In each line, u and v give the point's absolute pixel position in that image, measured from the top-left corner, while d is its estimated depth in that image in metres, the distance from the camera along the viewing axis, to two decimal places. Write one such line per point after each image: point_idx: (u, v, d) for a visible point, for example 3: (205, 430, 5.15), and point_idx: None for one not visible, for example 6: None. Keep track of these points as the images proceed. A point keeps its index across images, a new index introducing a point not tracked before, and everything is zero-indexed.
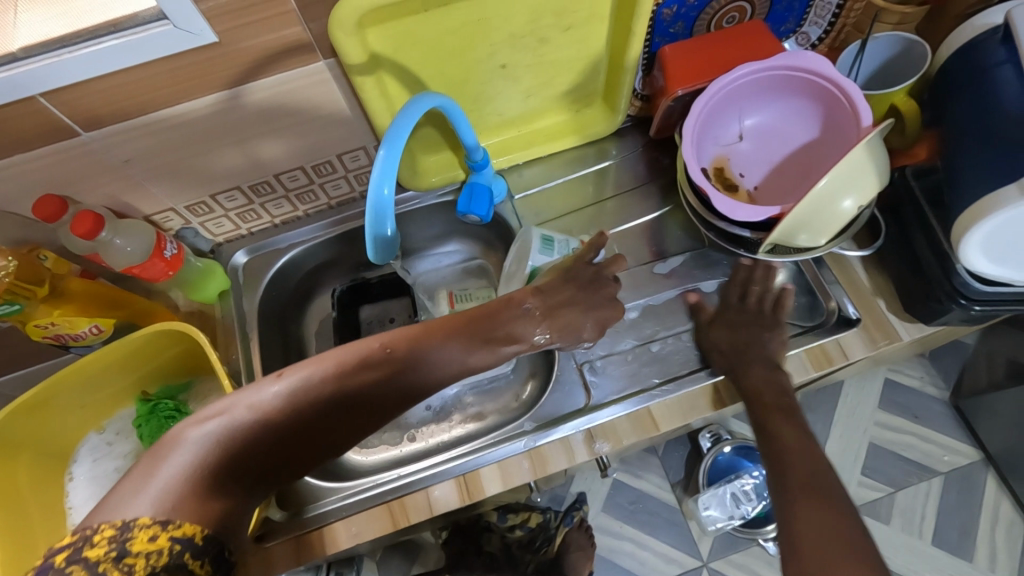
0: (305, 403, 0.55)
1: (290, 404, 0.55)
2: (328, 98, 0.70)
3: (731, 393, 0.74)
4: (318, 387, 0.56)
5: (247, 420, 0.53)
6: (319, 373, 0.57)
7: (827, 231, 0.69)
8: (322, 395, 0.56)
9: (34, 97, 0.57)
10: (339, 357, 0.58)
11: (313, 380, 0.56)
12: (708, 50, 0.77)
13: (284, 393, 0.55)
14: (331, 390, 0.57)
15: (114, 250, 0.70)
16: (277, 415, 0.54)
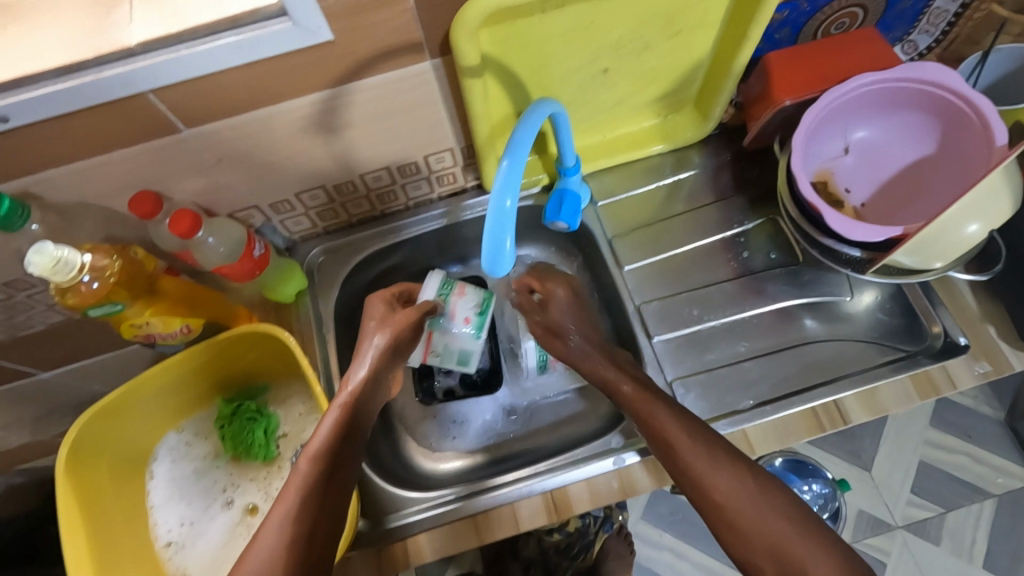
0: (303, 521, 0.55)
1: (292, 533, 0.54)
2: (426, 99, 0.68)
3: (830, 419, 0.71)
4: (305, 501, 0.56)
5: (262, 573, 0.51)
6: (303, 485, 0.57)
7: (944, 255, 0.66)
8: (313, 505, 0.56)
9: (143, 93, 0.55)
10: (306, 457, 0.57)
11: (298, 494, 0.56)
12: (820, 56, 0.73)
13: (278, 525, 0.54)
14: (321, 491, 0.57)
15: (206, 250, 0.68)
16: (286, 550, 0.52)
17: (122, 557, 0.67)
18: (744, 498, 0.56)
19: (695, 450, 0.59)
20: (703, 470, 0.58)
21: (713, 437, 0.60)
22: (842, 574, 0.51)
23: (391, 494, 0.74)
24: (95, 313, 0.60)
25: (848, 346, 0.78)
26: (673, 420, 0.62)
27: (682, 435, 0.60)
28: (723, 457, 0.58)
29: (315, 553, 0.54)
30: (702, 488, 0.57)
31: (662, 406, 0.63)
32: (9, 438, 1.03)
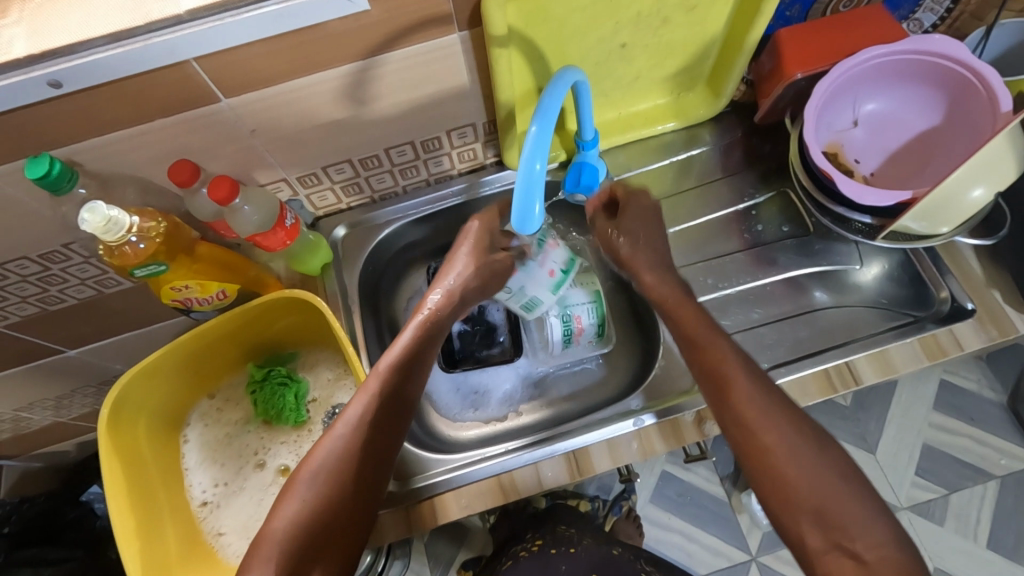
0: (367, 428, 0.61)
1: (354, 438, 0.60)
2: (452, 72, 0.70)
3: (842, 380, 0.74)
4: (373, 412, 0.62)
5: (329, 467, 0.59)
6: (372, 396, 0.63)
7: (950, 219, 0.69)
8: (377, 415, 0.62)
9: (187, 61, 0.57)
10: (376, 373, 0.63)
11: (367, 406, 0.62)
12: (831, 30, 0.76)
13: (344, 429, 0.61)
14: (389, 406, 0.63)
15: (241, 217, 0.71)
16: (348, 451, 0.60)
17: (160, 515, 0.70)
18: (808, 460, 0.56)
19: (761, 412, 0.59)
20: (768, 435, 0.58)
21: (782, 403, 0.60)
22: (898, 559, 0.51)
23: (417, 457, 0.76)
24: (139, 272, 0.64)
25: (857, 312, 0.81)
26: (746, 378, 0.61)
27: (760, 400, 0.59)
28: (791, 424, 0.58)
29: (374, 459, 0.61)
30: (768, 451, 0.57)
31: (738, 363, 0.62)
32: (33, 418, 1.05)
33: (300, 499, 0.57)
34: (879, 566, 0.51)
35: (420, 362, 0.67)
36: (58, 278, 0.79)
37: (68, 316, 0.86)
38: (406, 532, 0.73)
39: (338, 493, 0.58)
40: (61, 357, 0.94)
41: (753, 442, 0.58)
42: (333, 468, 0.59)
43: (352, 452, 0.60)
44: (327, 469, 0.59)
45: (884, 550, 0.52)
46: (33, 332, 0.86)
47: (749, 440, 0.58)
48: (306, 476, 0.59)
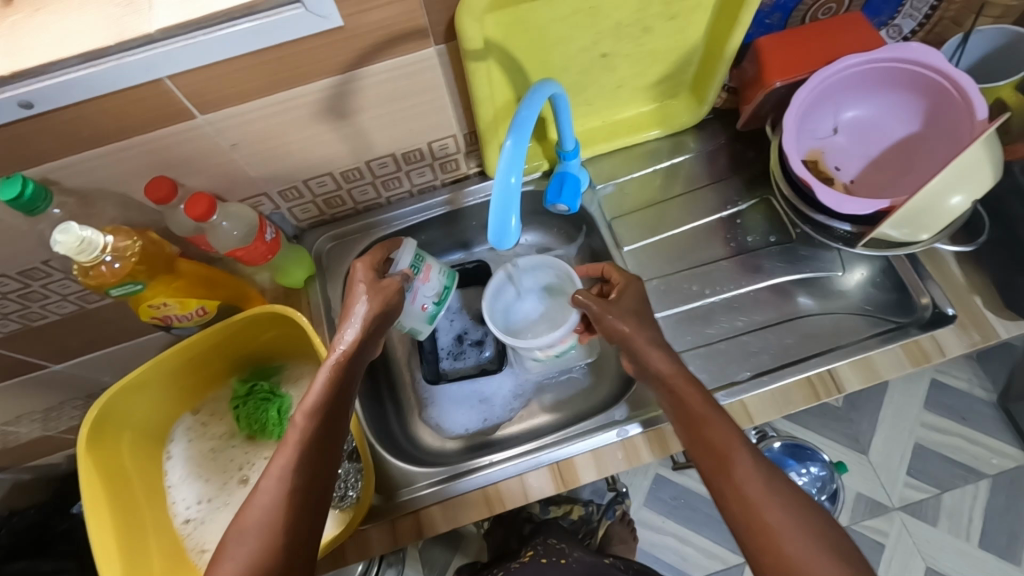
0: (297, 480, 0.56)
1: (283, 494, 0.55)
2: (432, 85, 0.70)
3: (825, 388, 0.74)
4: (299, 460, 0.57)
5: (258, 528, 0.53)
6: (301, 441, 0.58)
7: (930, 226, 0.69)
8: (305, 463, 0.57)
9: (162, 79, 0.57)
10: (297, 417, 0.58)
11: (295, 453, 0.57)
12: (809, 39, 0.76)
13: (274, 480, 0.56)
14: (316, 448, 0.58)
15: (221, 233, 0.72)
16: (274, 510, 0.54)
17: (143, 533, 0.70)
18: (810, 547, 0.52)
19: (763, 488, 0.56)
20: (772, 512, 0.54)
21: (789, 490, 0.56)
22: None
23: (401, 470, 0.76)
24: (116, 292, 0.63)
25: (842, 318, 0.81)
26: (748, 453, 0.58)
27: (757, 483, 0.56)
28: (792, 502, 0.55)
29: (305, 519, 0.55)
30: (770, 531, 0.53)
31: (734, 433, 0.59)
32: (20, 433, 1.04)
33: (234, 560, 0.52)
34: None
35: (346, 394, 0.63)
36: (39, 294, 0.78)
37: (54, 330, 0.86)
38: (392, 545, 0.73)
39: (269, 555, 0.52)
40: (48, 371, 0.94)
41: (752, 520, 0.54)
42: (268, 526, 0.54)
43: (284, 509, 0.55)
44: (257, 530, 0.53)
45: None
46: (16, 347, 0.86)
47: (752, 523, 0.54)
48: (239, 531, 0.54)
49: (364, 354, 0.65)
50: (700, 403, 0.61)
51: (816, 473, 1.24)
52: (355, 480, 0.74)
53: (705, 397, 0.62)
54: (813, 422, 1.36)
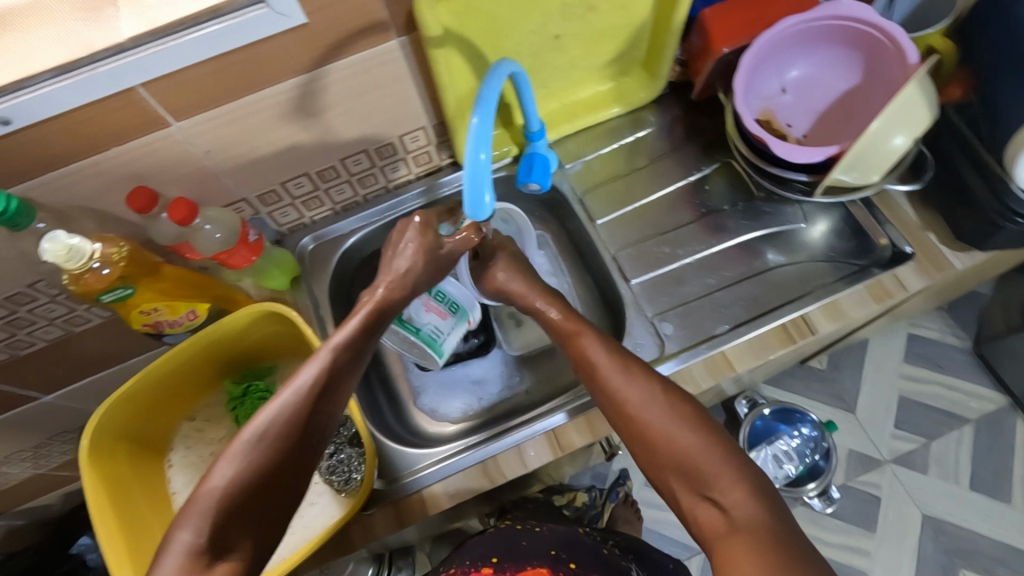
0: (265, 460, 0.54)
1: (247, 474, 0.54)
2: (396, 77, 0.73)
3: (798, 332, 0.78)
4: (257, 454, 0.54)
5: (270, 435, 0.55)
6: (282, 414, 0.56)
7: (878, 168, 0.73)
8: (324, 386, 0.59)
9: (134, 88, 0.59)
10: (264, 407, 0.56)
11: (314, 376, 0.59)
12: (748, 6, 0.80)
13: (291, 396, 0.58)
14: (275, 439, 0.55)
15: (203, 237, 0.73)
16: (286, 423, 0.56)
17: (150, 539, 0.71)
18: (681, 435, 0.58)
19: (622, 379, 0.63)
20: (651, 412, 0.60)
21: (643, 371, 0.64)
22: (760, 516, 0.52)
23: (401, 455, 0.78)
24: (106, 298, 0.65)
25: (807, 266, 0.85)
26: (606, 352, 0.66)
27: (643, 392, 0.62)
28: (669, 402, 0.61)
29: (269, 492, 0.55)
30: (652, 432, 0.59)
31: (594, 339, 0.68)
32: (11, 472, 1.02)
33: (238, 463, 0.54)
34: (744, 522, 0.52)
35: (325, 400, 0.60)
36: (25, 320, 0.79)
37: (41, 358, 0.86)
38: (398, 527, 0.74)
39: (271, 462, 0.55)
40: (38, 404, 0.94)
41: (615, 405, 0.63)
42: (227, 499, 0.52)
43: (291, 430, 0.56)
44: (265, 438, 0.55)
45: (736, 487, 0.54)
46: (4, 379, 0.85)
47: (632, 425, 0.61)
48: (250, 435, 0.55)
49: (399, 300, 0.68)
50: (592, 332, 0.69)
51: (807, 433, 1.28)
52: (357, 464, 0.76)
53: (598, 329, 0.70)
54: (798, 385, 1.40)
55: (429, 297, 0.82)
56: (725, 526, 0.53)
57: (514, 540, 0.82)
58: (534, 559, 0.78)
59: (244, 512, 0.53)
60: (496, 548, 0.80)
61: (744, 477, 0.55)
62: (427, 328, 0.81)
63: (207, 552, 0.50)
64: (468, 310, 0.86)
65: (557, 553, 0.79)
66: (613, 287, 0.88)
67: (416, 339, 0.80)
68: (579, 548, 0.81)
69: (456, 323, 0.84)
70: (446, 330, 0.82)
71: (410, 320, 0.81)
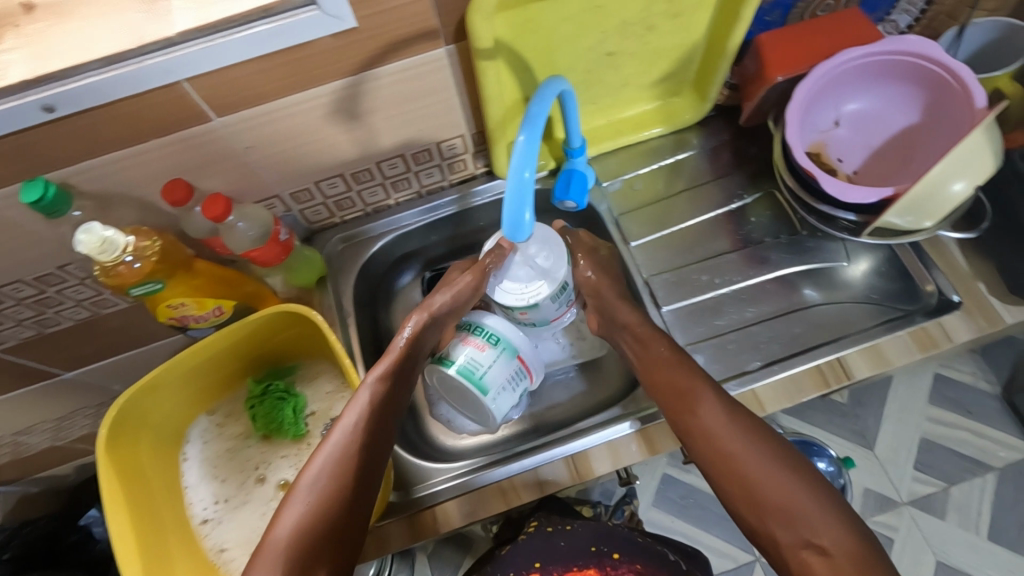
0: (325, 501, 0.62)
1: (310, 518, 0.61)
2: (441, 85, 0.72)
3: (834, 375, 0.75)
4: (315, 495, 0.62)
5: (324, 481, 0.63)
6: (329, 457, 0.64)
7: (934, 214, 0.70)
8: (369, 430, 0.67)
9: (180, 82, 0.58)
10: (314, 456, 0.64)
11: (356, 415, 0.67)
12: (807, 36, 0.77)
13: (337, 440, 0.65)
14: (331, 479, 0.63)
15: (237, 233, 0.72)
16: (336, 472, 0.63)
17: (162, 533, 0.70)
18: (766, 468, 0.62)
19: (729, 427, 0.64)
20: (734, 441, 0.63)
21: (748, 420, 0.64)
22: (852, 545, 0.57)
23: (417, 467, 0.77)
24: (137, 291, 0.66)
25: (847, 307, 0.82)
26: (714, 396, 0.66)
27: (724, 424, 0.64)
28: (750, 433, 0.64)
29: (338, 526, 0.62)
30: (732, 458, 0.63)
31: (703, 382, 0.67)
32: (31, 442, 1.04)
33: (298, 507, 0.61)
34: (845, 560, 0.56)
35: (371, 439, 0.67)
36: (55, 299, 0.79)
37: (67, 338, 0.86)
38: (409, 542, 0.73)
39: (328, 508, 0.62)
40: (61, 379, 0.94)
41: (719, 455, 0.64)
42: (295, 540, 0.60)
43: (343, 464, 0.64)
44: (321, 484, 0.63)
45: (848, 543, 0.57)
46: (30, 355, 0.86)
47: (719, 459, 0.63)
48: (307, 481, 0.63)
49: (428, 330, 0.76)
50: (669, 354, 0.71)
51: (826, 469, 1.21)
52: None
53: (675, 347, 0.71)
54: (818, 418, 1.36)
55: (467, 332, 0.75)
56: (819, 557, 0.57)
57: (550, 543, 0.82)
58: (577, 560, 0.80)
59: (318, 553, 0.60)
60: (537, 554, 0.81)
61: (831, 508, 0.59)
62: (462, 360, 0.73)
63: None
64: (518, 346, 0.76)
65: (598, 547, 0.81)
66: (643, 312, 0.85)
67: (452, 374, 0.73)
68: (614, 539, 0.81)
69: (499, 355, 0.74)
70: (488, 363, 0.73)
71: (447, 354, 0.75)
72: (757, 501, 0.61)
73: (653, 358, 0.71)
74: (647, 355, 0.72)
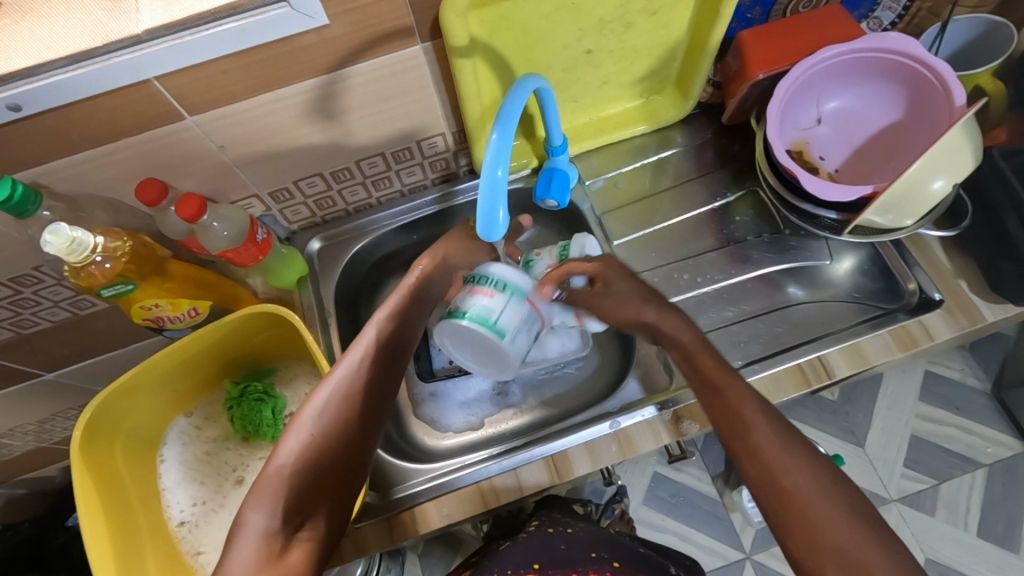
0: (331, 434, 0.61)
1: (315, 450, 0.60)
2: (419, 83, 0.71)
3: (816, 374, 0.75)
4: (318, 430, 0.61)
5: (328, 414, 0.62)
6: (334, 391, 0.63)
7: (914, 212, 0.70)
8: (371, 368, 0.66)
9: (149, 80, 0.58)
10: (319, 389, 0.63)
11: (364, 354, 0.66)
12: (788, 33, 0.77)
13: (342, 375, 0.65)
14: (335, 412, 0.62)
15: (212, 234, 0.71)
16: (342, 405, 0.62)
17: (137, 536, 0.70)
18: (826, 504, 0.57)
19: (783, 449, 0.60)
20: (793, 475, 0.59)
21: (801, 444, 0.61)
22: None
23: (397, 468, 0.77)
24: (107, 292, 0.65)
25: (830, 306, 0.82)
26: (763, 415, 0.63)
27: (776, 441, 0.61)
28: (806, 460, 0.60)
29: (342, 461, 0.61)
30: (788, 486, 0.58)
31: (754, 400, 0.63)
32: (14, 444, 1.03)
33: (300, 440, 0.60)
34: None
35: (376, 379, 0.66)
36: (31, 301, 0.78)
37: (46, 339, 0.85)
38: (387, 543, 0.72)
39: (333, 442, 0.61)
40: (42, 381, 0.93)
41: (775, 484, 0.59)
42: (297, 471, 0.59)
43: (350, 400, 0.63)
44: (326, 416, 0.62)
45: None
46: (9, 357, 0.85)
47: (775, 493, 0.59)
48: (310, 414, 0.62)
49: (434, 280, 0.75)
50: (709, 349, 0.68)
51: None
52: None
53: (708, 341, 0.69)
54: (808, 415, 1.36)
55: (472, 282, 0.70)
56: None
57: (550, 544, 0.80)
58: (576, 563, 0.77)
59: (319, 487, 0.59)
60: (536, 555, 0.77)
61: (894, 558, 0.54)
62: (471, 310, 0.68)
63: (283, 530, 0.56)
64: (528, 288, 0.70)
65: (598, 553, 0.79)
66: None
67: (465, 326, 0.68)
68: (614, 547, 0.81)
69: (509, 299, 0.69)
70: (501, 307, 0.68)
71: (456, 308, 0.70)
72: (816, 538, 0.56)
73: (706, 372, 0.66)
74: (697, 369, 0.67)
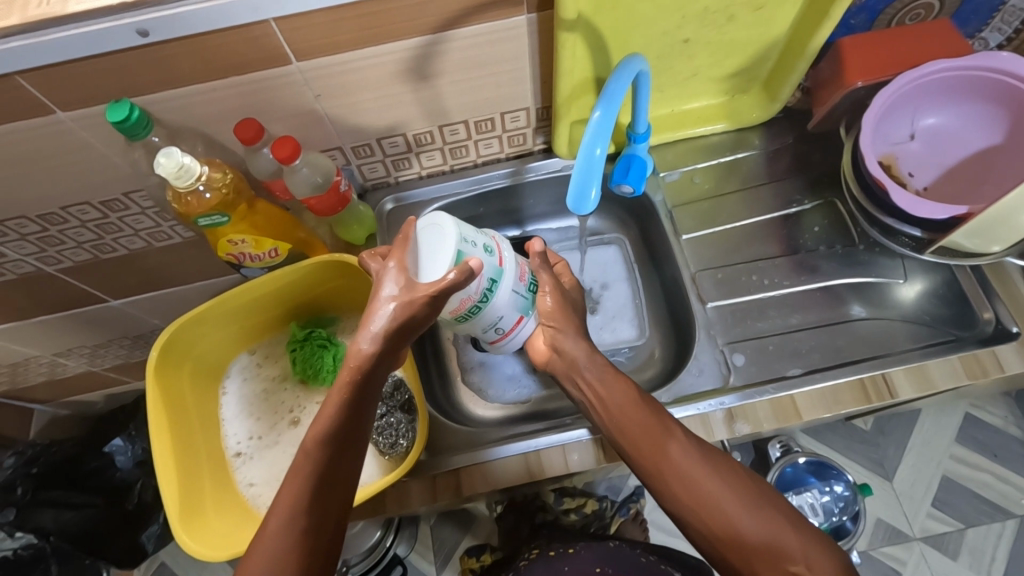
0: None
1: None
2: (516, 54, 0.72)
3: (877, 392, 0.73)
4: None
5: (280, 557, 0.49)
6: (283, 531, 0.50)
7: (1004, 239, 0.68)
8: (312, 526, 0.51)
9: (267, 21, 0.59)
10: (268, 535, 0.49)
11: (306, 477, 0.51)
12: (892, 45, 0.76)
13: (281, 511, 0.51)
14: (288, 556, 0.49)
15: (300, 178, 0.73)
16: None
17: (197, 459, 0.73)
18: (779, 522, 0.52)
19: (708, 469, 0.54)
20: (715, 485, 0.53)
21: (721, 458, 0.55)
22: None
23: (444, 428, 0.78)
24: (203, 221, 0.68)
25: (893, 326, 0.81)
26: (686, 441, 0.55)
27: (703, 468, 0.54)
28: (736, 478, 0.54)
29: None
30: (724, 516, 0.52)
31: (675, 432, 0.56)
32: (69, 364, 1.08)
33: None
34: None
35: (328, 489, 0.52)
36: (114, 226, 0.81)
37: (119, 265, 0.89)
38: (430, 500, 0.74)
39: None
40: (106, 306, 0.97)
41: (705, 513, 0.52)
42: None
43: (301, 535, 0.50)
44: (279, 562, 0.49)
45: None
46: (82, 278, 0.89)
47: (695, 514, 0.53)
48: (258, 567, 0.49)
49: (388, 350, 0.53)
50: (626, 392, 0.58)
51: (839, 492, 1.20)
52: (405, 430, 0.77)
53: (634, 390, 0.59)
54: (838, 442, 1.33)
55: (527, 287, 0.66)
56: None
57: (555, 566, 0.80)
58: None
59: None
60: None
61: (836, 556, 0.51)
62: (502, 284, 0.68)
63: None
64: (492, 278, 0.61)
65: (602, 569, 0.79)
66: (686, 304, 0.85)
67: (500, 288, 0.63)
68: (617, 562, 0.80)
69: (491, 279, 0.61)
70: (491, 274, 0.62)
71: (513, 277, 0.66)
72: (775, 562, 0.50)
73: (619, 408, 0.58)
74: (608, 403, 0.58)
